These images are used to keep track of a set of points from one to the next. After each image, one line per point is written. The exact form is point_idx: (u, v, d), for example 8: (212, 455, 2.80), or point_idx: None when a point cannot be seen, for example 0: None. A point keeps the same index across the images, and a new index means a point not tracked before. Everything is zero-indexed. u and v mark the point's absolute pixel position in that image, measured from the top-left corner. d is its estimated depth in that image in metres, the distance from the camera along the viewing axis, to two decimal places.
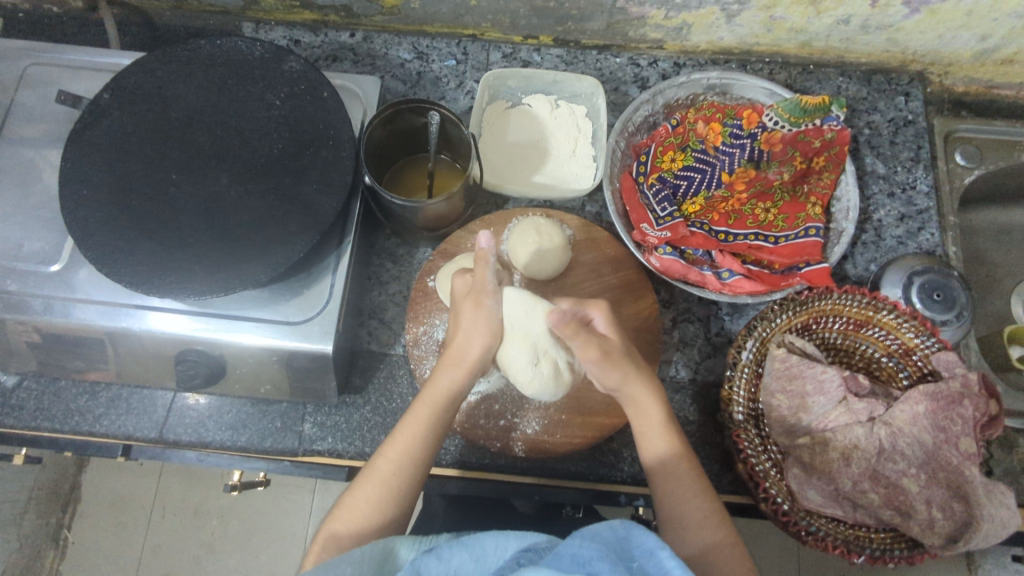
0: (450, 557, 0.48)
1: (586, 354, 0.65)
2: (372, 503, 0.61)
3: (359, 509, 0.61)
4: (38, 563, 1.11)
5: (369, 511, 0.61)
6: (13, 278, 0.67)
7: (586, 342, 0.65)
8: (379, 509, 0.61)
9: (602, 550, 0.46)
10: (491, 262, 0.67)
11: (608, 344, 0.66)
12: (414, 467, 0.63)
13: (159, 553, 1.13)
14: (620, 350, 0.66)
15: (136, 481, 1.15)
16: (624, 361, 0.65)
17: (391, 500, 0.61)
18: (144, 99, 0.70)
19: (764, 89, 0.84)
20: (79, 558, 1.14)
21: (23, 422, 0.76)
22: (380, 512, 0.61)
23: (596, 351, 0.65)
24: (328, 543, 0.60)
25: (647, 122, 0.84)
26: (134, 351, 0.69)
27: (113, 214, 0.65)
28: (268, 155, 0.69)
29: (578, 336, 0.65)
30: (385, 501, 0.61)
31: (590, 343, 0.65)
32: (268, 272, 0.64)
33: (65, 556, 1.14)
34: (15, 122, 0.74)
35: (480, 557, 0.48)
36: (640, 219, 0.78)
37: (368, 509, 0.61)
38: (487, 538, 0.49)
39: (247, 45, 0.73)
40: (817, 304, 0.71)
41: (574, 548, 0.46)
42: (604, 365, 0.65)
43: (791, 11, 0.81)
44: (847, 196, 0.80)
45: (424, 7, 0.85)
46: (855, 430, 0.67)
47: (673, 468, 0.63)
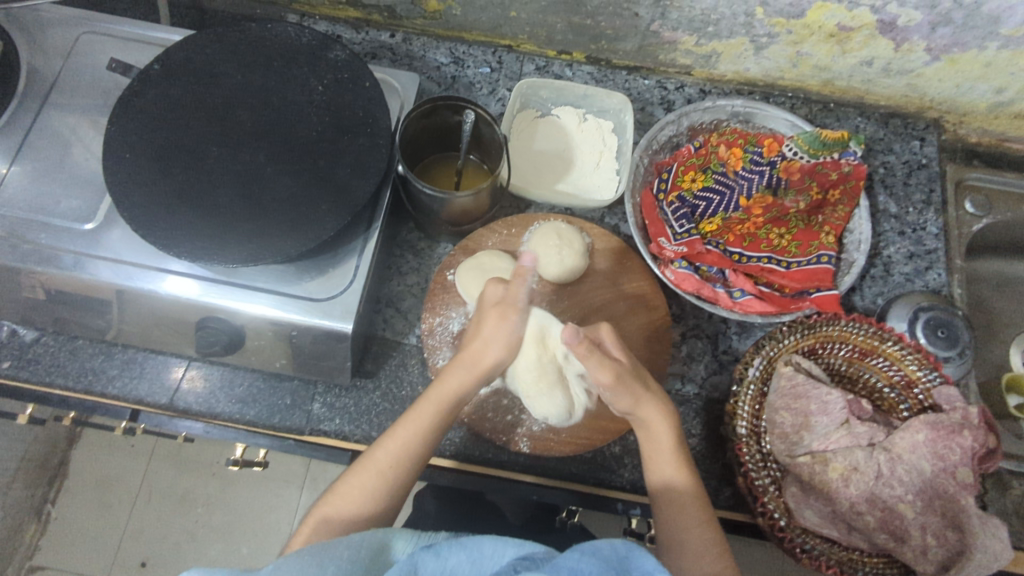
0: (447, 556, 0.48)
1: (598, 377, 0.64)
2: (365, 491, 0.62)
3: (351, 497, 0.62)
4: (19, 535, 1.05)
5: (361, 499, 0.62)
6: (47, 232, 0.69)
7: (601, 366, 0.64)
8: (371, 499, 0.62)
9: (599, 567, 0.47)
10: (529, 281, 0.70)
11: (621, 367, 0.65)
12: (411, 463, 0.64)
13: (142, 538, 1.05)
14: (630, 373, 0.66)
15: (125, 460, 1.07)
16: (635, 385, 0.65)
17: (383, 492, 0.62)
18: (192, 73, 0.72)
19: (786, 121, 0.87)
20: (60, 537, 1.06)
21: (37, 377, 0.78)
22: (373, 502, 0.62)
23: (609, 375, 0.64)
24: (320, 525, 0.61)
25: (671, 143, 0.87)
26: (156, 311, 0.70)
27: (152, 179, 0.67)
28: (306, 137, 0.71)
29: (593, 358, 0.64)
30: (377, 492, 0.62)
31: (601, 365, 0.64)
32: (297, 248, 0.66)
33: (45, 532, 1.06)
34: (65, 85, 0.77)
35: (476, 559, 0.48)
36: (658, 233, 0.81)
37: (358, 498, 0.62)
38: (485, 541, 0.49)
39: (296, 32, 0.76)
40: (825, 329, 0.74)
41: (573, 562, 0.47)
42: (617, 389, 0.65)
43: (818, 49, 0.84)
44: (859, 230, 0.82)
45: (466, 14, 0.89)
46: (855, 453, 0.68)
47: (677, 497, 0.64)
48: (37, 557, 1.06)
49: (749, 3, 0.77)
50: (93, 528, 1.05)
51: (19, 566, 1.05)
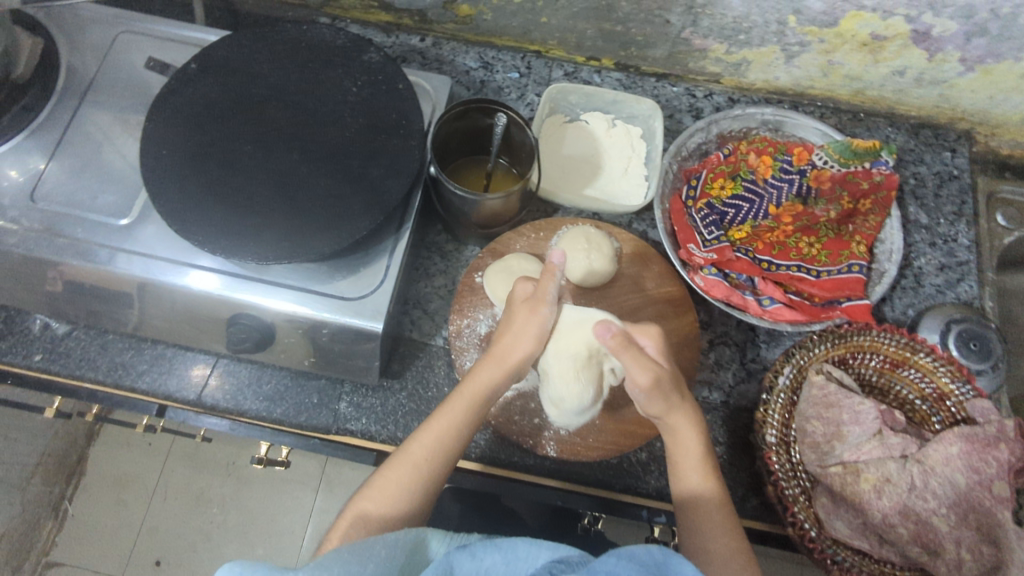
0: (483, 557, 0.48)
1: (637, 378, 0.64)
2: (403, 485, 0.62)
3: (388, 490, 0.62)
4: (36, 532, 0.98)
5: (399, 494, 0.62)
6: (84, 227, 0.70)
7: (638, 363, 0.64)
8: (408, 493, 0.62)
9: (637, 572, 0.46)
10: (559, 277, 0.70)
11: (659, 371, 0.64)
12: (445, 456, 0.64)
13: (158, 535, 0.99)
14: (669, 378, 0.65)
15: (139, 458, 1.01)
16: (670, 390, 0.65)
17: (419, 486, 0.62)
18: (228, 73, 0.73)
19: (817, 130, 0.86)
20: (72, 539, 0.99)
21: (69, 370, 0.79)
22: (409, 497, 0.62)
23: (648, 377, 0.63)
24: (358, 521, 0.60)
25: (700, 150, 0.87)
26: (188, 307, 0.71)
27: (188, 176, 0.68)
28: (340, 137, 0.72)
29: (629, 352, 0.64)
30: (413, 486, 0.62)
31: (639, 365, 0.64)
32: (330, 246, 0.66)
33: (61, 530, 0.99)
34: (102, 82, 0.78)
35: (511, 560, 0.48)
36: (687, 239, 0.80)
37: (396, 492, 0.61)
38: (522, 542, 0.49)
39: (331, 34, 0.77)
40: (856, 339, 0.73)
41: (610, 566, 0.47)
42: (653, 394, 0.64)
43: (850, 58, 0.84)
44: (891, 239, 0.81)
45: (496, 19, 0.89)
46: (887, 464, 0.68)
47: (702, 504, 0.64)
48: (52, 552, 0.98)
49: (783, 11, 0.77)
50: (110, 526, 0.99)
51: (34, 562, 0.97)
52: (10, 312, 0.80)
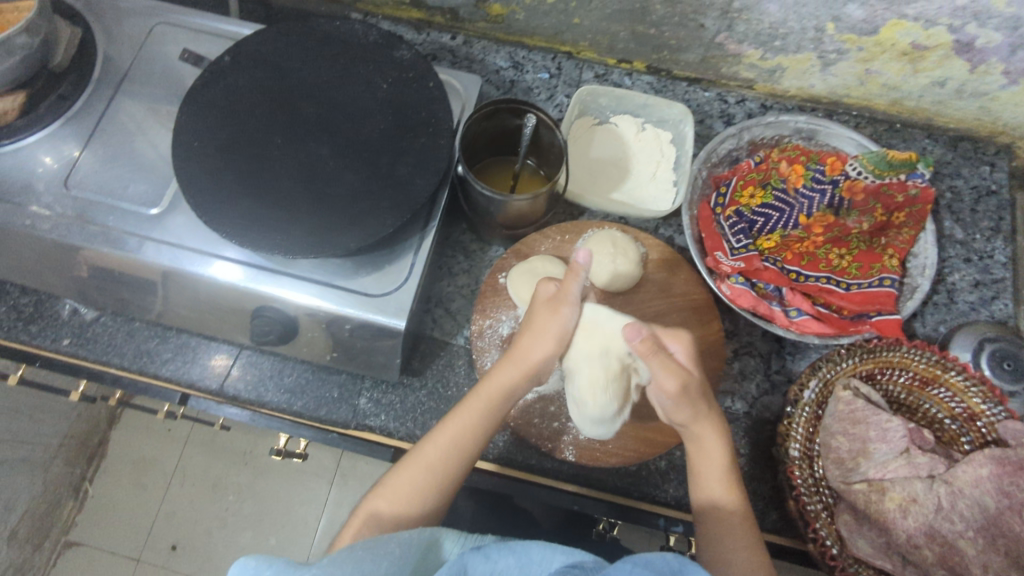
0: (497, 559, 0.48)
1: (665, 384, 0.63)
2: (416, 487, 0.62)
3: (400, 491, 0.62)
4: (59, 510, 0.98)
5: (413, 495, 0.62)
6: (115, 216, 0.71)
7: (666, 369, 0.63)
8: (420, 495, 0.62)
9: None
10: (583, 278, 0.69)
11: (687, 377, 0.64)
12: (460, 459, 0.64)
13: (174, 522, 0.98)
14: (698, 384, 0.65)
15: (157, 444, 0.99)
16: (698, 398, 0.64)
17: (432, 489, 0.62)
18: (261, 67, 0.74)
19: (852, 140, 0.85)
20: (93, 521, 0.98)
21: (95, 355, 0.80)
22: (421, 499, 0.62)
23: (675, 383, 0.63)
24: (369, 521, 0.61)
25: (730, 156, 0.86)
26: (213, 297, 0.71)
27: (219, 167, 0.68)
28: (369, 134, 0.72)
29: (657, 358, 0.64)
30: (426, 487, 0.62)
31: (668, 371, 0.63)
32: (357, 243, 0.66)
33: (83, 510, 0.99)
34: (137, 72, 0.79)
35: (525, 565, 0.48)
36: (714, 246, 0.79)
37: (409, 493, 0.62)
38: (535, 546, 0.49)
39: (364, 30, 0.77)
40: (885, 355, 0.72)
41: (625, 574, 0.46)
42: (680, 399, 0.63)
43: (889, 67, 0.82)
44: (925, 253, 0.80)
45: (528, 19, 0.89)
46: (914, 483, 0.66)
47: (724, 515, 0.63)
48: (73, 531, 0.98)
49: (821, 17, 0.76)
50: (127, 509, 0.98)
51: (54, 540, 0.98)
52: (40, 296, 0.81)
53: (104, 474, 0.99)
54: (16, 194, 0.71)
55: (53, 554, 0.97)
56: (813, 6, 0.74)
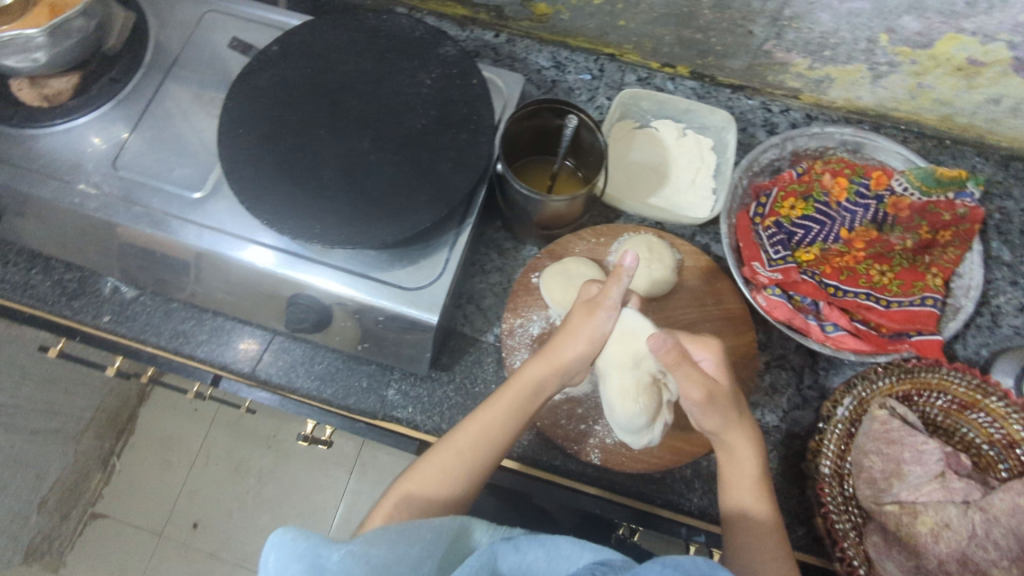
0: (526, 551, 0.49)
1: (690, 392, 0.63)
2: (445, 471, 0.62)
3: (429, 474, 0.62)
4: (84, 484, 0.99)
5: (441, 478, 0.62)
6: (159, 198, 0.72)
7: (691, 380, 0.62)
8: (448, 479, 0.62)
9: None
10: (626, 282, 0.67)
11: (713, 385, 0.63)
12: (490, 447, 0.64)
13: (196, 500, 1.01)
14: (726, 394, 0.64)
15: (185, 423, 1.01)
16: (728, 407, 0.63)
17: (459, 474, 0.62)
18: (308, 57, 0.75)
19: (899, 154, 0.83)
20: (117, 495, 1.00)
21: (133, 333, 0.81)
22: (449, 483, 0.62)
23: (701, 392, 0.62)
24: (401, 502, 0.61)
25: (772, 166, 0.84)
26: (250, 282, 0.72)
27: (263, 155, 0.69)
28: (411, 128, 0.72)
29: (683, 369, 0.62)
30: (456, 473, 0.62)
31: (694, 381, 0.62)
32: (394, 235, 0.67)
33: (109, 484, 1.00)
34: (187, 58, 0.80)
35: (553, 558, 0.48)
36: (752, 256, 0.77)
37: (437, 476, 0.62)
38: (565, 541, 0.49)
39: (410, 25, 0.77)
40: (923, 375, 0.71)
41: None
42: (706, 408, 0.63)
43: (941, 82, 0.80)
44: (971, 274, 0.77)
45: (573, 20, 0.89)
46: (948, 508, 0.64)
47: (752, 525, 0.63)
48: (100, 503, 1.00)
49: (874, 28, 0.74)
50: (152, 486, 1.00)
51: (81, 511, 0.99)
52: (83, 273, 0.83)
53: (131, 450, 1.01)
54: (66, 172, 0.73)
55: (80, 524, 0.98)
56: (867, 17, 0.73)
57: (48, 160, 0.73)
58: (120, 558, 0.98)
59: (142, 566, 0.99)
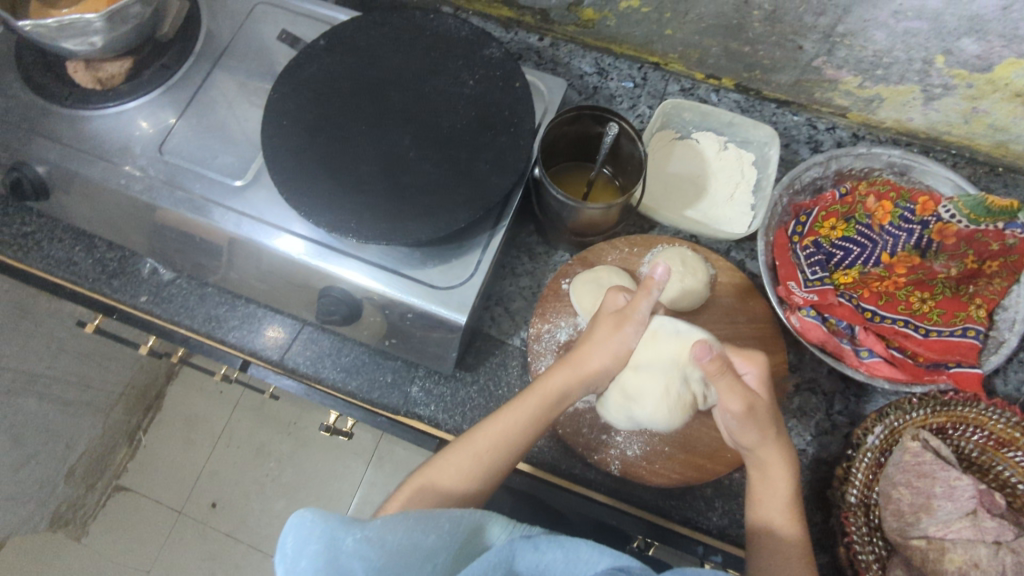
0: (544, 551, 0.49)
1: (729, 404, 0.62)
2: (463, 470, 0.62)
3: (447, 471, 0.62)
4: (111, 456, 1.01)
5: (458, 476, 0.62)
6: (201, 184, 0.74)
7: (732, 392, 0.61)
8: (466, 479, 0.62)
9: None
10: (655, 295, 0.67)
11: (754, 400, 0.62)
12: (510, 450, 0.63)
13: (217, 479, 1.01)
14: (766, 408, 0.62)
15: (211, 405, 1.03)
16: (765, 422, 0.62)
17: (478, 474, 0.62)
18: (354, 53, 0.75)
19: (949, 180, 0.80)
20: (139, 469, 1.02)
21: (168, 314, 0.83)
22: (465, 483, 0.62)
23: (741, 405, 0.61)
24: (416, 494, 0.61)
25: (813, 185, 0.83)
26: (285, 272, 0.73)
27: (304, 148, 0.70)
28: (451, 128, 0.72)
29: (725, 379, 0.61)
30: (474, 473, 0.62)
31: (736, 393, 0.61)
32: (428, 233, 0.67)
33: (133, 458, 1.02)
34: (236, 48, 0.81)
35: (572, 559, 0.48)
36: (787, 275, 0.77)
37: (455, 474, 0.62)
38: (584, 544, 0.49)
39: (456, 25, 0.78)
40: (960, 410, 0.70)
41: None
42: (745, 421, 0.62)
43: (998, 108, 0.78)
44: (1016, 307, 0.74)
45: (620, 27, 0.88)
46: (977, 548, 0.63)
47: (780, 545, 0.61)
48: (124, 477, 1.01)
49: (931, 50, 0.72)
50: (175, 463, 1.02)
51: (105, 483, 1.00)
52: (124, 253, 0.85)
53: (158, 428, 1.03)
54: (114, 155, 0.75)
55: (103, 496, 1.00)
56: (924, 37, 0.71)
57: (98, 141, 0.75)
58: (138, 531, 0.99)
59: (159, 541, 0.98)
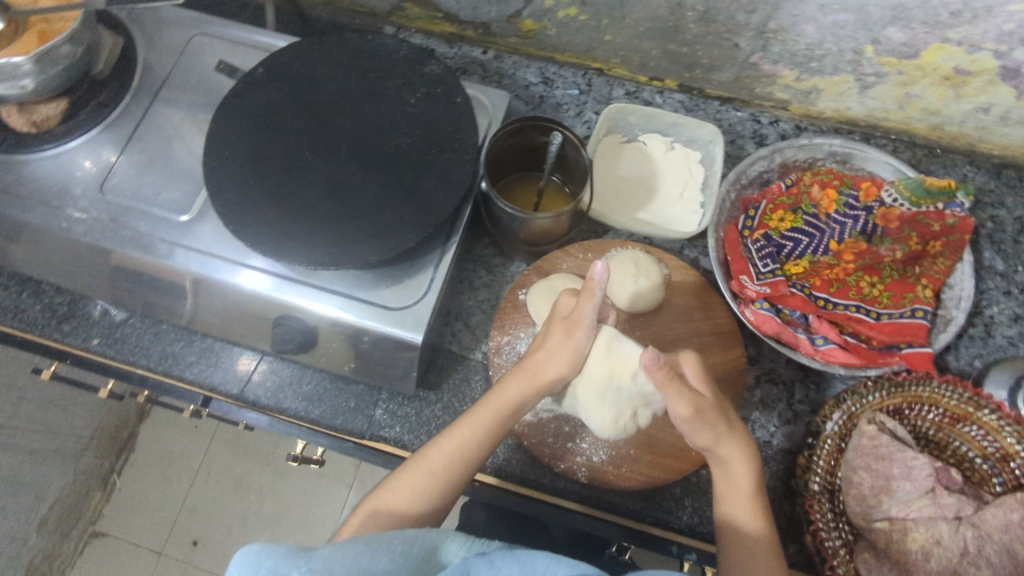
0: (499, 566, 0.48)
1: (677, 408, 0.62)
2: (416, 490, 0.62)
3: (402, 491, 0.62)
4: (85, 501, 0.98)
5: (412, 496, 0.62)
6: (146, 221, 0.73)
7: (679, 395, 0.61)
8: (421, 499, 0.62)
9: None
10: (599, 296, 0.66)
11: (701, 401, 0.62)
12: (463, 466, 0.64)
13: (197, 515, 0.97)
14: (713, 407, 0.63)
15: (188, 440, 0.99)
16: (716, 420, 0.62)
17: (433, 494, 0.62)
18: (293, 79, 0.75)
19: (888, 164, 0.82)
20: (122, 510, 0.99)
21: (122, 356, 0.82)
22: (420, 502, 0.62)
23: (687, 408, 0.61)
24: (369, 518, 0.61)
25: (760, 179, 0.84)
26: (239, 304, 0.73)
27: (247, 177, 0.69)
28: (395, 148, 0.72)
29: (673, 387, 0.62)
30: (426, 492, 0.62)
31: (681, 397, 0.62)
32: (378, 255, 0.67)
33: (109, 502, 0.99)
34: (174, 81, 0.81)
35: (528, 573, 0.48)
36: (739, 270, 0.77)
37: (410, 494, 0.62)
38: (540, 556, 0.49)
39: (395, 45, 0.78)
40: (913, 389, 0.71)
41: None
42: (695, 422, 0.62)
43: (930, 91, 0.80)
44: (961, 285, 0.77)
45: (560, 35, 0.89)
46: (939, 524, 0.63)
47: (749, 541, 0.62)
48: (100, 522, 0.99)
49: (860, 40, 0.74)
50: (153, 502, 0.98)
51: (81, 530, 0.98)
52: (73, 296, 0.84)
53: (133, 468, 0.99)
54: (55, 198, 0.73)
55: (80, 543, 0.98)
56: (852, 28, 0.72)
57: (37, 185, 0.74)
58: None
59: None
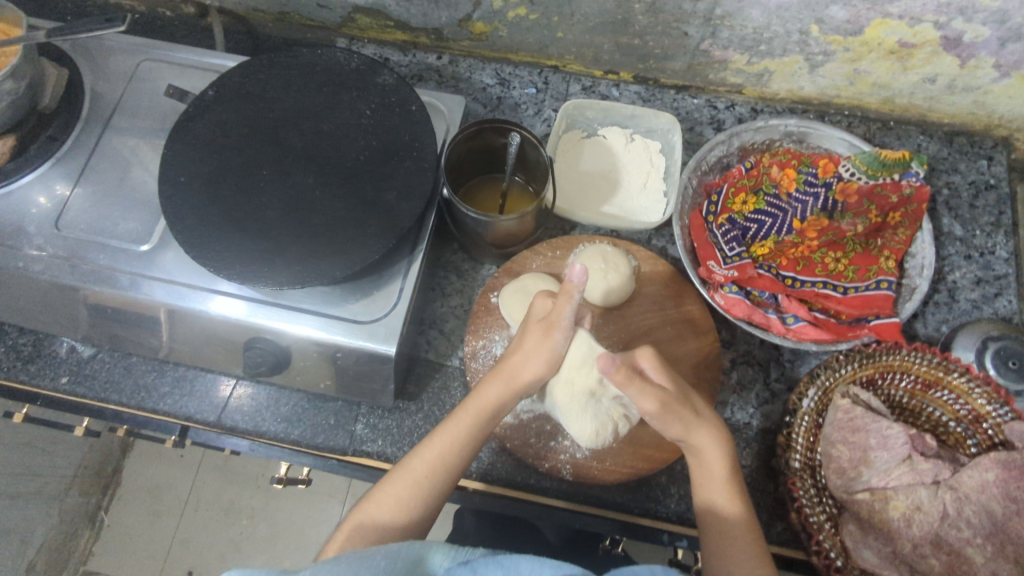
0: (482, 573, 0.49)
1: (643, 405, 0.62)
2: (399, 500, 0.62)
3: (386, 502, 0.62)
4: (73, 541, 0.93)
5: (396, 507, 0.61)
6: (105, 253, 0.71)
7: (642, 394, 0.62)
8: (405, 509, 0.61)
9: None
10: (577, 298, 0.66)
11: (667, 395, 0.62)
12: (446, 472, 0.63)
13: (190, 547, 0.91)
14: (679, 400, 0.63)
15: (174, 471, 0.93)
16: (684, 410, 0.63)
17: (418, 503, 0.62)
18: (244, 99, 0.74)
19: (842, 140, 0.84)
20: (111, 549, 0.92)
21: (93, 393, 0.80)
22: (405, 513, 0.61)
23: (654, 404, 0.62)
24: (354, 532, 0.60)
25: (721, 163, 0.84)
26: (207, 331, 0.72)
27: (205, 202, 0.69)
28: (353, 161, 0.72)
29: (635, 385, 0.62)
30: (410, 501, 0.62)
31: (647, 394, 0.62)
32: (343, 269, 0.66)
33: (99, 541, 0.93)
34: (124, 111, 0.79)
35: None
36: (707, 255, 0.78)
37: (394, 505, 0.61)
38: (524, 560, 0.49)
39: (346, 57, 0.77)
40: (884, 359, 0.71)
41: None
42: (664, 416, 0.62)
43: (877, 66, 0.81)
44: (921, 253, 0.78)
45: (512, 35, 0.89)
46: (918, 491, 0.65)
47: (726, 526, 0.62)
48: (90, 562, 0.93)
49: (805, 20, 0.75)
50: (143, 538, 0.92)
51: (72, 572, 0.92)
52: (37, 335, 0.82)
53: (120, 503, 0.93)
54: (9, 237, 0.72)
55: None
56: (796, 9, 0.73)
57: None
58: None
59: None
